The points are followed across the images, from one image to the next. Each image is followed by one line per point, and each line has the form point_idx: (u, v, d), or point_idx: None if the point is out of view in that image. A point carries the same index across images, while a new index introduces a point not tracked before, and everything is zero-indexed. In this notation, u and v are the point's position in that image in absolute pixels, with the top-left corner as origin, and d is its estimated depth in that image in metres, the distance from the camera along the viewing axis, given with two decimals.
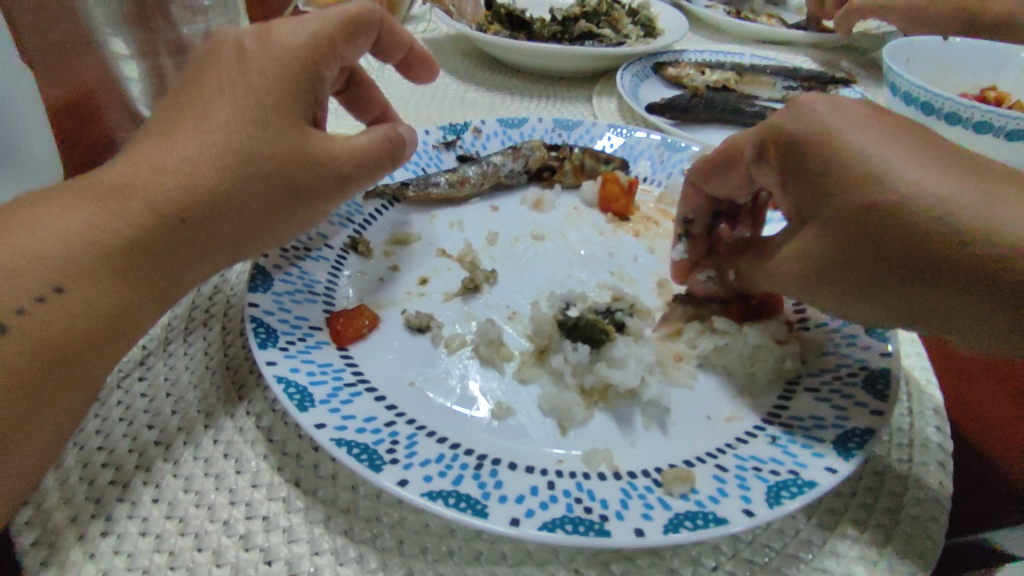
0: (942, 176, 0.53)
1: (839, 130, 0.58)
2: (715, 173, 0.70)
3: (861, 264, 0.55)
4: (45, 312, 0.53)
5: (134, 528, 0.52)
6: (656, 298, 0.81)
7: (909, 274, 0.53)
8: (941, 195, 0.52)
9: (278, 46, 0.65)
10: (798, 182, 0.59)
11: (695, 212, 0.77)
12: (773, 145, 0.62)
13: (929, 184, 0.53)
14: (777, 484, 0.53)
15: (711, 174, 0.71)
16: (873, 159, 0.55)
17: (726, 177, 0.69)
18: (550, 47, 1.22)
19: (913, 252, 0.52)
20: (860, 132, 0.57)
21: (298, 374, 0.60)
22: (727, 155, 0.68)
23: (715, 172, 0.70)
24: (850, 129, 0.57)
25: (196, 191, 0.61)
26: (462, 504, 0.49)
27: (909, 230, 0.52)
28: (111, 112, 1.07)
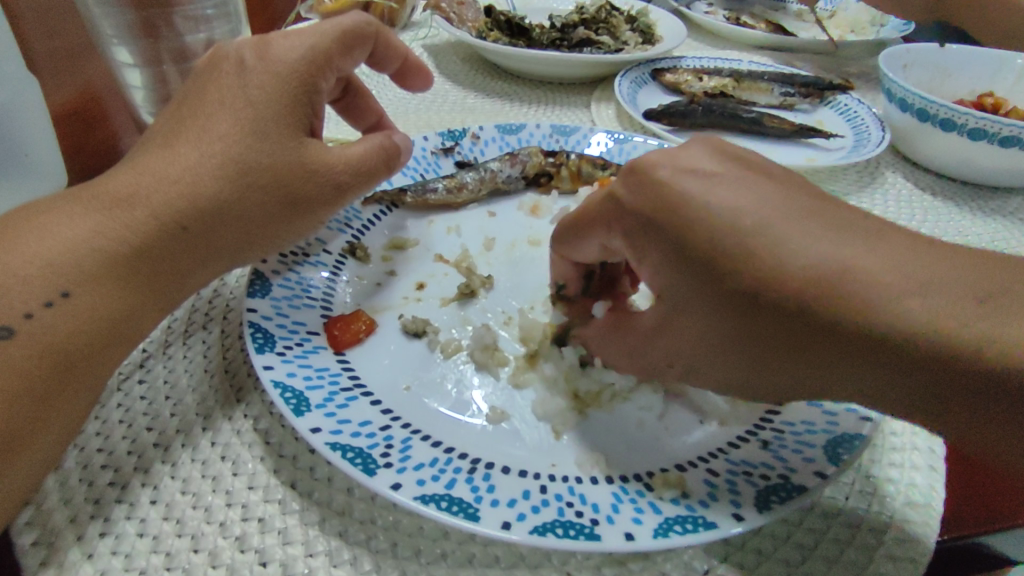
0: (819, 240, 0.51)
1: (698, 197, 0.53)
2: (575, 237, 0.65)
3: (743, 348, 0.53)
4: (50, 318, 0.54)
5: (132, 529, 0.53)
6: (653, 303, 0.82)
7: (804, 354, 0.51)
8: (825, 264, 0.50)
9: (278, 59, 0.66)
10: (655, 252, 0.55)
11: (566, 278, 0.73)
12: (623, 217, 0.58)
13: (814, 255, 0.50)
14: (767, 488, 0.54)
15: (571, 243, 0.66)
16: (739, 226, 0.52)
17: (583, 243, 0.65)
18: (547, 54, 1.23)
19: (799, 331, 0.50)
20: (715, 193, 0.53)
21: (294, 378, 0.61)
22: (582, 220, 0.63)
23: (574, 241, 0.65)
24: (713, 190, 0.53)
25: (197, 201, 0.62)
26: (454, 508, 0.50)
27: (784, 311, 0.50)
28: (115, 120, 1.08)
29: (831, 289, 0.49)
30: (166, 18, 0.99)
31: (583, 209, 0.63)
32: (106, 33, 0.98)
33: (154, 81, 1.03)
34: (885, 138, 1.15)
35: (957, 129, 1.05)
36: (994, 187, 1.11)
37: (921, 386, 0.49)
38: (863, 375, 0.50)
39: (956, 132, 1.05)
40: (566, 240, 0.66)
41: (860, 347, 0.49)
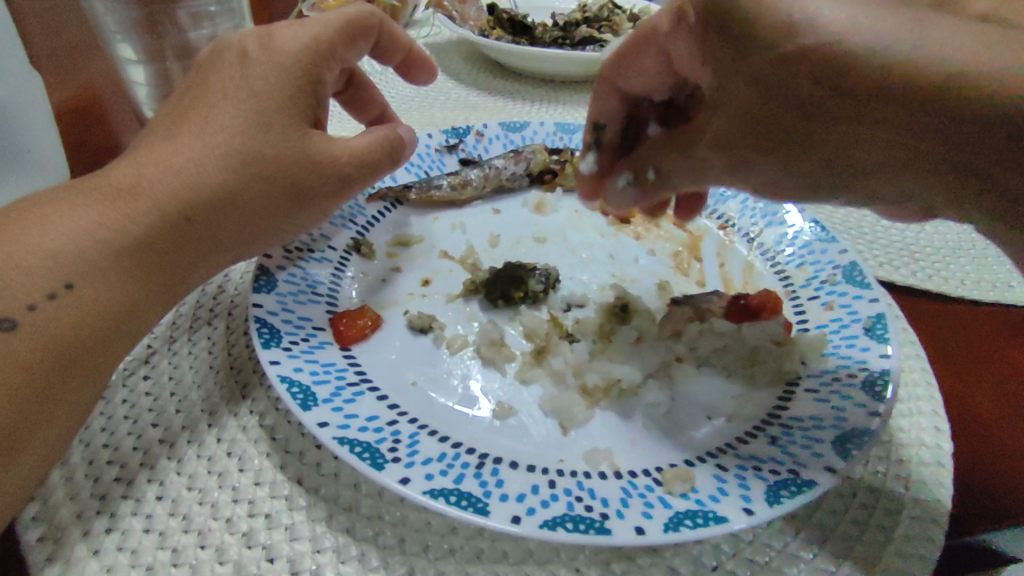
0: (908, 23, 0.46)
1: None
2: (625, 67, 0.67)
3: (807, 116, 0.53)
4: (54, 308, 0.54)
5: (138, 525, 0.52)
6: (658, 299, 0.82)
7: (875, 138, 0.52)
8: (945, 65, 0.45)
9: (281, 49, 0.66)
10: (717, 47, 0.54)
11: (607, 119, 0.75)
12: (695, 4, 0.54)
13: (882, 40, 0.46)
14: (777, 483, 0.54)
15: (624, 63, 0.67)
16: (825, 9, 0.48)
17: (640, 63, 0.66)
18: (550, 51, 1.23)
19: (841, 99, 0.50)
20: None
21: (301, 373, 0.60)
22: (638, 39, 0.64)
23: (626, 61, 0.66)
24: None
25: (200, 192, 0.62)
26: (464, 502, 0.50)
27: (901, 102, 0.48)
28: (117, 113, 1.07)
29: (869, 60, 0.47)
30: (169, 13, 0.99)
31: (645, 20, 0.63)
32: (109, 29, 0.97)
33: (156, 77, 1.03)
34: None
35: None
36: None
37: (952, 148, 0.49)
38: (899, 138, 0.51)
39: None
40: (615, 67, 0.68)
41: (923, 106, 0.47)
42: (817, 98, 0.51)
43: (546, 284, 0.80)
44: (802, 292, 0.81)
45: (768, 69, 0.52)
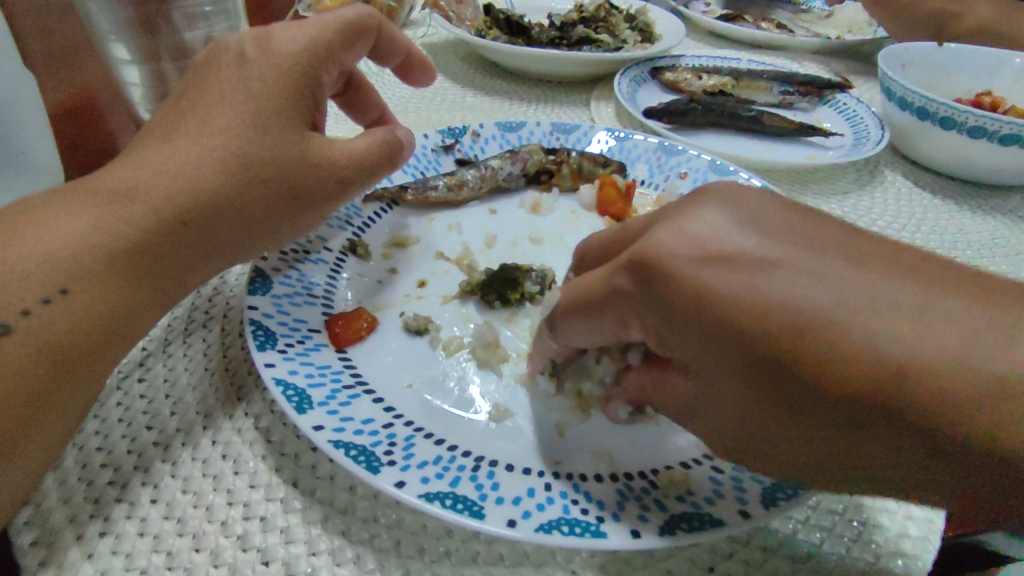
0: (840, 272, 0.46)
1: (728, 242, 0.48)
2: (577, 318, 0.57)
3: (755, 384, 0.46)
4: (48, 314, 0.53)
5: (132, 529, 0.52)
6: None
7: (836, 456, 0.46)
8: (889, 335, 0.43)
9: (279, 51, 0.66)
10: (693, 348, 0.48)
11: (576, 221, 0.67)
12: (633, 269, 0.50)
13: (813, 280, 0.45)
14: (773, 485, 0.54)
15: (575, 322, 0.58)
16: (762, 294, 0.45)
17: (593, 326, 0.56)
18: (546, 52, 1.23)
19: (798, 385, 0.44)
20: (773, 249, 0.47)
21: (296, 376, 0.60)
22: (590, 301, 0.55)
23: (576, 322, 0.57)
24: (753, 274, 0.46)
25: (198, 196, 0.61)
26: (459, 506, 0.50)
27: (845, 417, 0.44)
28: (114, 115, 1.08)
29: (808, 311, 0.44)
30: (165, 14, 0.98)
31: (586, 285, 0.55)
32: (104, 29, 0.97)
33: (152, 78, 1.03)
34: (884, 138, 1.16)
35: (957, 127, 1.05)
36: (995, 186, 1.11)
37: (896, 453, 0.44)
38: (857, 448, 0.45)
39: (956, 130, 1.05)
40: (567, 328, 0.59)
41: (843, 409, 0.43)
42: (764, 363, 0.45)
43: (542, 287, 0.79)
44: None
45: (725, 278, 0.46)
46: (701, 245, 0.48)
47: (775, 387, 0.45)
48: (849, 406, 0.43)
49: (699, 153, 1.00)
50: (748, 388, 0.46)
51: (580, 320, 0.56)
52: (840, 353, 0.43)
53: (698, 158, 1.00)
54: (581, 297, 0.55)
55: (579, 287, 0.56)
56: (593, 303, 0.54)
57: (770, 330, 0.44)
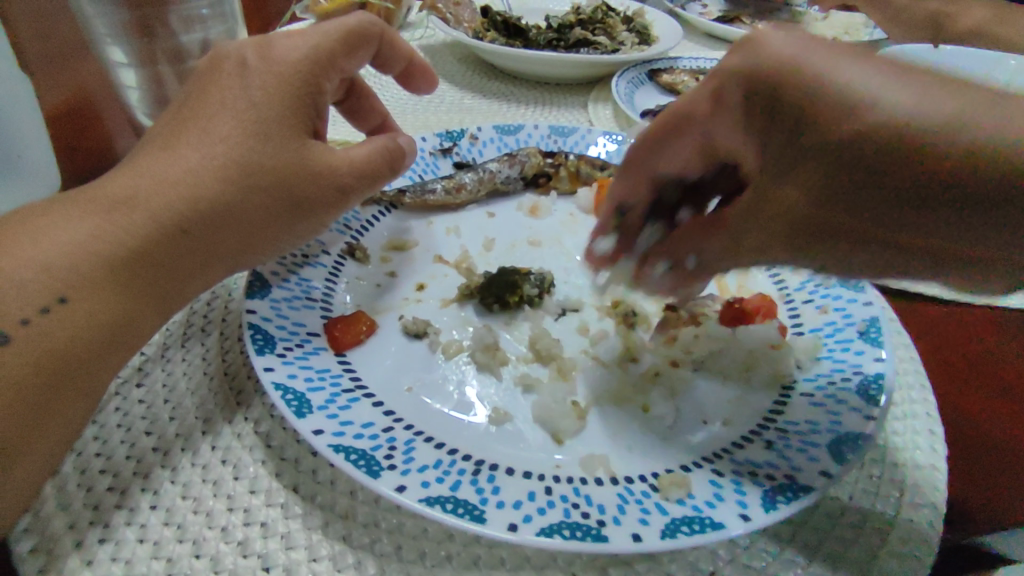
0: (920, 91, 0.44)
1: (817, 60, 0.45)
2: (653, 153, 0.57)
3: (834, 183, 0.46)
4: (47, 323, 0.53)
5: (132, 535, 0.52)
6: (653, 302, 0.82)
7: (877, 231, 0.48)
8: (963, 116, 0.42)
9: (280, 59, 0.66)
10: (777, 137, 0.47)
11: (631, 199, 0.62)
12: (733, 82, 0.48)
13: (911, 98, 0.43)
14: (773, 489, 0.54)
15: (655, 148, 0.57)
16: (850, 81, 0.44)
17: (672, 154, 0.56)
18: (545, 54, 1.23)
19: (891, 172, 0.44)
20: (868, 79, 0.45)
21: (295, 380, 0.60)
22: (671, 121, 0.54)
23: (659, 145, 0.56)
24: (840, 65, 0.45)
25: (197, 203, 0.61)
26: (460, 510, 0.50)
27: (921, 186, 0.44)
28: (112, 118, 1.09)
29: (901, 121, 0.43)
30: (161, 17, 0.97)
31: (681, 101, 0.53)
32: (100, 32, 0.96)
33: (149, 81, 1.02)
34: None
35: None
36: None
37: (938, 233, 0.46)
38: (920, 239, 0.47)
39: None
40: (643, 160, 0.59)
41: (929, 200, 0.44)
42: (841, 150, 0.45)
43: (541, 288, 0.80)
44: (796, 296, 0.81)
45: (826, 160, 0.46)
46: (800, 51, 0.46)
47: (863, 183, 0.45)
48: (928, 186, 0.44)
49: None
50: (835, 197, 0.47)
51: (668, 144, 0.55)
52: (929, 121, 0.42)
53: None
54: (660, 126, 0.55)
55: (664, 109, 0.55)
56: (676, 120, 0.54)
57: (887, 134, 0.43)
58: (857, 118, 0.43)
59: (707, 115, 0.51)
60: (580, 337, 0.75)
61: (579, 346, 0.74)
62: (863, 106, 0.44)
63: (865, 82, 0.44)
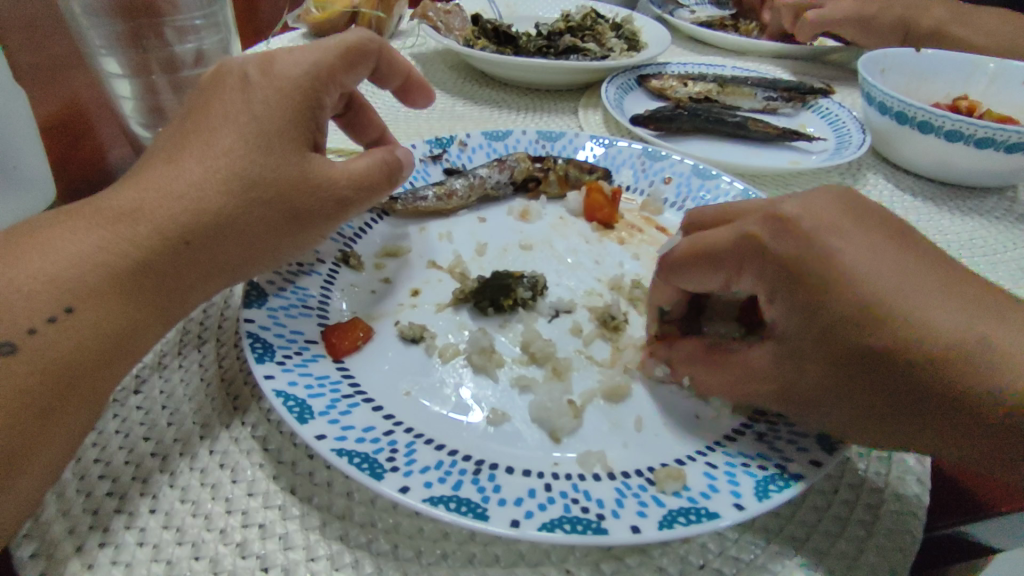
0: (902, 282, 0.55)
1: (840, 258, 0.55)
2: (689, 269, 0.64)
3: (831, 364, 0.55)
4: (54, 333, 0.54)
5: (132, 539, 0.53)
6: None
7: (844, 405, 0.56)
8: (902, 322, 0.54)
9: (282, 74, 0.67)
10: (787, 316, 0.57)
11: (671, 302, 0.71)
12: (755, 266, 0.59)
13: (884, 294, 0.54)
14: (765, 478, 0.55)
15: (683, 271, 0.64)
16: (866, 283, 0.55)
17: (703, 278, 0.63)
18: (536, 62, 1.25)
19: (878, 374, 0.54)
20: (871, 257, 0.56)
21: (296, 387, 0.61)
22: (704, 254, 0.62)
23: (687, 271, 0.64)
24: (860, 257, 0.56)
25: (200, 214, 0.62)
26: (463, 508, 0.51)
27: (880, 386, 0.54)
28: (105, 127, 1.10)
29: (917, 323, 0.53)
30: (155, 28, 1.02)
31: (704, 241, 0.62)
32: (94, 44, 0.98)
33: (143, 91, 1.04)
34: (865, 141, 1.20)
35: (934, 131, 1.08)
36: (971, 187, 1.15)
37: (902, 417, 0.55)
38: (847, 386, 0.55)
39: (934, 133, 1.08)
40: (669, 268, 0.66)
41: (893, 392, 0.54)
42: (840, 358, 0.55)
43: (534, 291, 0.81)
44: None
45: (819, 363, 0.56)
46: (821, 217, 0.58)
47: (868, 379, 0.54)
48: (917, 389, 0.53)
49: (683, 158, 1.03)
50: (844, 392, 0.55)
51: (699, 268, 0.63)
52: (918, 345, 0.53)
53: (681, 163, 1.03)
54: (701, 246, 0.62)
55: (709, 237, 0.62)
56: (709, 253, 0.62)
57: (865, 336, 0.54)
58: (871, 321, 0.53)
59: (758, 259, 0.59)
60: (574, 338, 0.77)
61: (573, 346, 0.75)
62: (865, 284, 0.55)
63: (857, 262, 0.55)
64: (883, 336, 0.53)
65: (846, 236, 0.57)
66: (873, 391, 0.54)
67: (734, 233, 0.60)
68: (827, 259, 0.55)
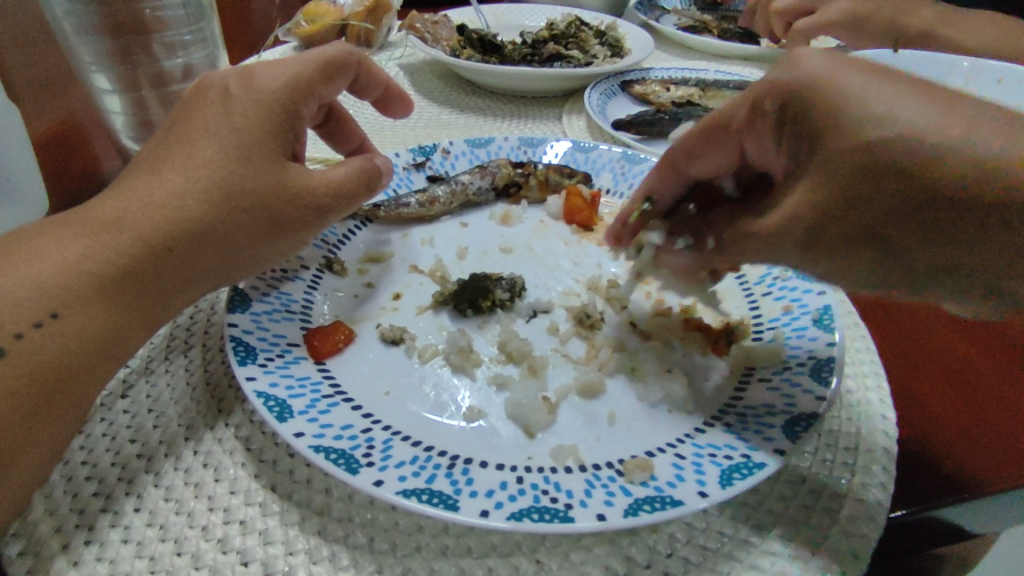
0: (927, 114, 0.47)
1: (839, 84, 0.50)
2: (699, 151, 0.65)
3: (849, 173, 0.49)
4: (39, 338, 0.56)
5: (117, 537, 0.54)
6: (645, 304, 0.86)
7: (863, 232, 0.50)
8: (927, 141, 0.46)
9: (262, 87, 0.70)
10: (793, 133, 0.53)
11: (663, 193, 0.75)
12: (766, 96, 0.55)
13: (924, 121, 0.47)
14: (730, 467, 0.57)
15: (695, 150, 0.66)
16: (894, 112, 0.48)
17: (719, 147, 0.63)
18: (518, 70, 1.28)
19: (934, 209, 0.47)
20: (878, 89, 0.49)
21: (277, 388, 0.63)
22: (711, 130, 0.63)
23: (699, 146, 0.65)
24: (873, 96, 0.49)
25: (182, 222, 0.64)
26: (435, 500, 0.52)
27: (910, 208, 0.48)
28: (97, 141, 1.13)
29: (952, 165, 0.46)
30: (143, 44, 1.03)
31: (715, 113, 0.62)
32: (84, 61, 1.01)
33: (133, 106, 1.07)
34: None
35: None
36: None
37: (924, 227, 0.48)
38: (865, 232, 0.50)
39: None
40: (682, 158, 0.68)
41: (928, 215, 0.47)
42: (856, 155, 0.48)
43: (512, 292, 0.83)
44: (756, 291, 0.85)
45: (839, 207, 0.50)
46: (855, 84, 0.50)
47: (895, 214, 0.48)
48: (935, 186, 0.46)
49: (661, 161, 1.05)
50: (862, 235, 0.51)
51: (705, 153, 0.65)
52: (936, 157, 0.46)
53: None
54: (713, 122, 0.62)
55: (713, 114, 0.63)
56: (720, 129, 0.61)
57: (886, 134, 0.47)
58: (882, 139, 0.47)
59: (762, 102, 0.56)
60: (551, 337, 0.79)
61: (550, 345, 0.77)
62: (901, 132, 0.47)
63: (882, 109, 0.48)
64: (899, 146, 0.47)
65: (854, 80, 0.50)
66: (901, 224, 0.49)
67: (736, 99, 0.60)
68: (831, 99, 0.50)
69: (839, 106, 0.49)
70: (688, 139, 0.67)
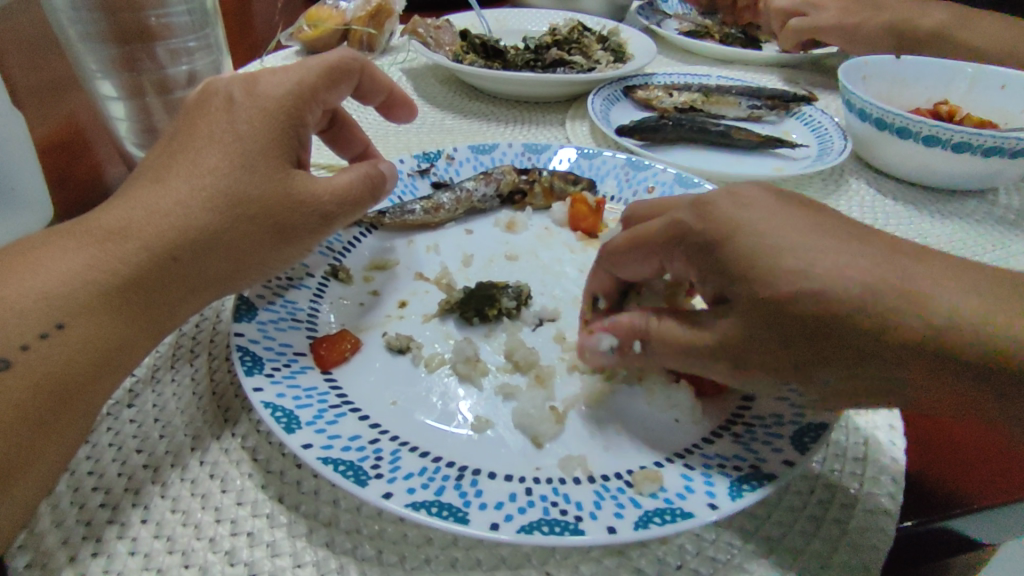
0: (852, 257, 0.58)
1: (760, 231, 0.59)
2: (629, 257, 0.69)
3: (801, 328, 0.56)
4: (46, 349, 0.56)
5: (124, 548, 0.54)
6: None
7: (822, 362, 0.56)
8: (857, 284, 0.55)
9: (267, 95, 0.70)
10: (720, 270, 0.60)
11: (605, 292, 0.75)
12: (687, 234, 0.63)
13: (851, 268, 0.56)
14: (740, 479, 0.57)
15: (622, 258, 0.70)
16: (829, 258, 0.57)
17: (642, 264, 0.69)
18: (521, 75, 1.28)
19: (875, 347, 0.55)
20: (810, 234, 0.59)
21: (284, 399, 0.63)
22: (640, 243, 0.68)
23: (627, 258, 0.69)
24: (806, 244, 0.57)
25: (188, 231, 0.64)
26: (444, 513, 0.52)
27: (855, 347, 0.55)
28: (101, 145, 1.14)
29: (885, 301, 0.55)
30: (148, 51, 1.03)
31: (642, 229, 0.67)
32: (89, 68, 1.01)
33: (137, 112, 1.07)
34: (847, 147, 1.21)
35: (912, 137, 1.10)
36: (952, 191, 1.16)
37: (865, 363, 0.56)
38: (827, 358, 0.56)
39: (912, 139, 1.10)
40: (611, 263, 0.72)
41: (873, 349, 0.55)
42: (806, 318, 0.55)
43: (518, 301, 0.83)
44: None
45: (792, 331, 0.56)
46: (755, 221, 0.60)
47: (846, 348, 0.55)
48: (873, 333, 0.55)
49: (665, 168, 1.05)
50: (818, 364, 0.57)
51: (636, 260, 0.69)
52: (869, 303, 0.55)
53: (664, 172, 1.05)
54: (638, 237, 0.68)
55: (640, 229, 0.68)
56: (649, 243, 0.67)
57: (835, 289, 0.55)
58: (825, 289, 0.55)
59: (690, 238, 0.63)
60: (557, 346, 0.79)
61: (556, 354, 0.77)
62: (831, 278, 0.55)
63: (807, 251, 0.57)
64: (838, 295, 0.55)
65: (776, 221, 0.60)
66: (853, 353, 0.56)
67: (661, 223, 0.65)
68: (756, 241, 0.58)
69: (768, 245, 0.57)
70: (614, 250, 0.71)
